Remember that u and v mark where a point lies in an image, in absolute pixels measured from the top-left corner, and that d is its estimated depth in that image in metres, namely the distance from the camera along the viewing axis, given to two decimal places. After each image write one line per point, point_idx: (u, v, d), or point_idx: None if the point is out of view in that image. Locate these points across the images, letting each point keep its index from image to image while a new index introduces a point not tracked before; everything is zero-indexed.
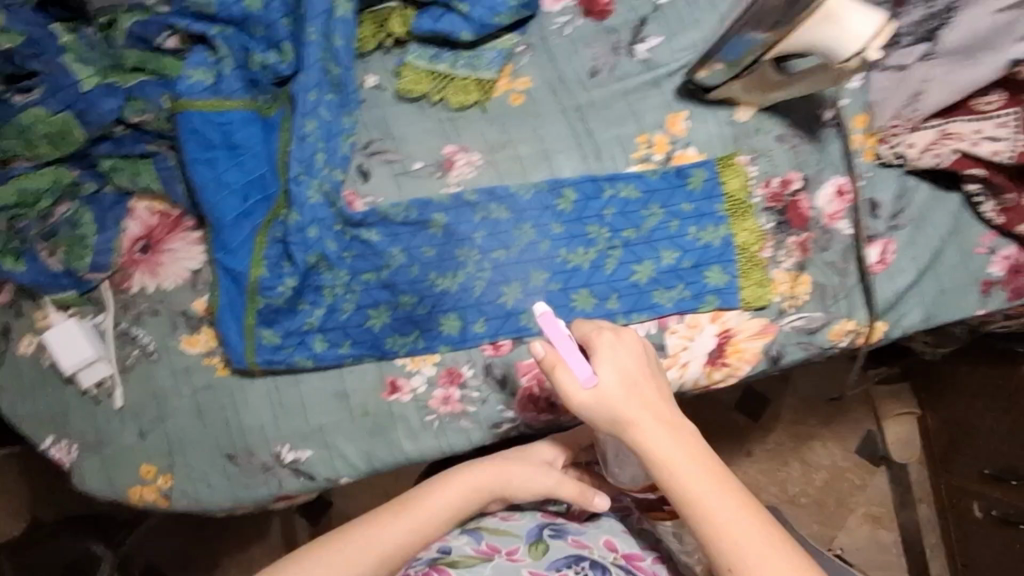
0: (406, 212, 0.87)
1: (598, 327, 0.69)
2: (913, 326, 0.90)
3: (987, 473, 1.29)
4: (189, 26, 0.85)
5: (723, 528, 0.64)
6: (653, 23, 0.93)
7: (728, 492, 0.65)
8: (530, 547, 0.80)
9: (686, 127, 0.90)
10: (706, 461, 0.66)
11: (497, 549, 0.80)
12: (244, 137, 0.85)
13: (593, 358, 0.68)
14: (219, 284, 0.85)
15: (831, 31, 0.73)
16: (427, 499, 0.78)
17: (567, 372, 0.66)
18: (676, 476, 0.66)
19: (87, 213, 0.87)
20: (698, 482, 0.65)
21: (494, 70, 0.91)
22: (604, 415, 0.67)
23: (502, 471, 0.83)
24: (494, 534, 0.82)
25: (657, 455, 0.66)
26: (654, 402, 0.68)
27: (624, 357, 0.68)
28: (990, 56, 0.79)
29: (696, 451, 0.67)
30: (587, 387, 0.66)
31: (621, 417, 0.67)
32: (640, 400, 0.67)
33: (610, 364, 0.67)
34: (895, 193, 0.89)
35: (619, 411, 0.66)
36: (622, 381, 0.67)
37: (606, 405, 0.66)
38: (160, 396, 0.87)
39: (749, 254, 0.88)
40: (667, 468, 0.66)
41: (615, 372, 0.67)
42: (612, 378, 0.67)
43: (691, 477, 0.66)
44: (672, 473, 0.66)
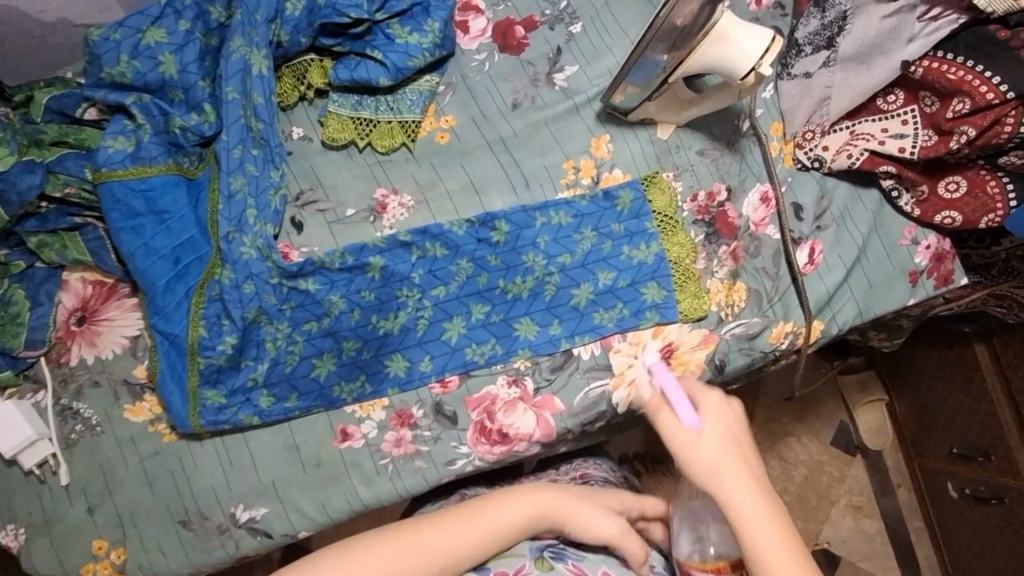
0: (342, 258, 0.87)
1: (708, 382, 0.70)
2: (849, 322, 0.92)
3: (956, 452, 1.32)
4: (106, 97, 0.85)
5: None
6: (567, 53, 0.95)
7: None
8: (537, 562, 0.78)
9: (610, 150, 0.92)
10: (796, 548, 0.62)
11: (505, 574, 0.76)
12: (169, 202, 0.85)
13: (700, 410, 0.68)
14: (157, 349, 0.85)
15: (724, 50, 0.77)
16: (480, 514, 0.75)
17: (671, 417, 0.68)
18: (761, 551, 0.62)
19: (19, 291, 0.86)
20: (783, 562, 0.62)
21: (417, 112, 0.92)
22: (698, 464, 0.66)
23: (568, 502, 0.80)
24: (498, 560, 0.77)
25: (746, 524, 0.63)
26: (751, 470, 0.66)
27: (729, 415, 0.68)
28: (882, 60, 0.82)
29: (787, 536, 0.63)
30: (687, 435, 0.66)
31: (715, 475, 0.65)
32: (737, 461, 0.66)
33: (714, 418, 0.67)
34: (817, 195, 0.92)
35: (716, 467, 0.65)
36: (722, 438, 0.66)
37: (696, 455, 0.66)
38: (107, 469, 0.85)
39: (683, 267, 0.90)
40: (751, 542, 0.63)
41: (718, 424, 0.67)
42: (713, 431, 0.67)
43: (779, 557, 0.62)
44: (756, 548, 0.63)
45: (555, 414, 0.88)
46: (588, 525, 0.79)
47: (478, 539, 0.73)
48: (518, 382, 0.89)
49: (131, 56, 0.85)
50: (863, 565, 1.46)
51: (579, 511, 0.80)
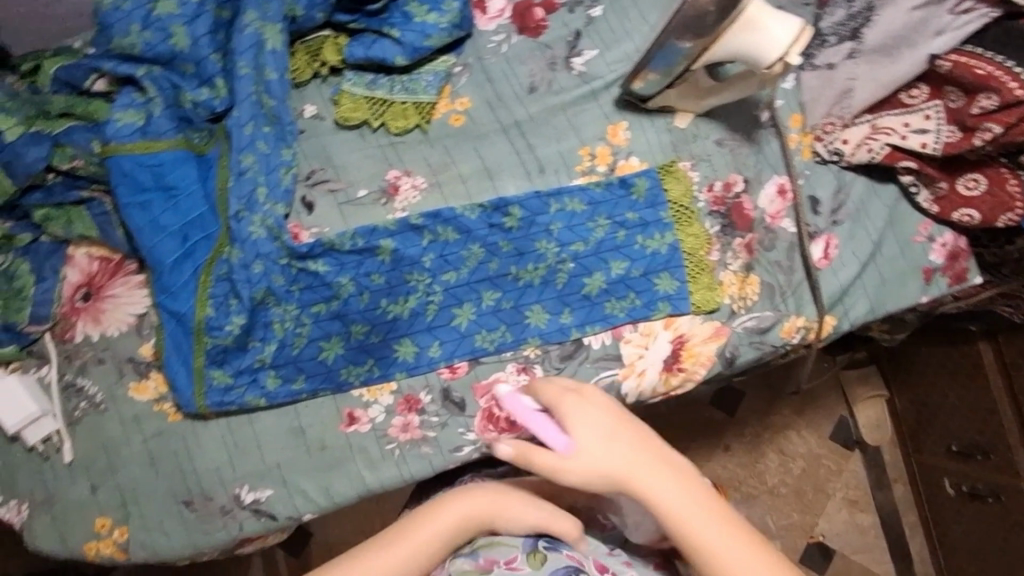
0: (352, 240, 0.86)
1: (562, 390, 0.75)
2: (860, 318, 0.91)
3: (954, 449, 1.32)
4: (115, 68, 0.83)
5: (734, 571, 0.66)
6: (587, 36, 0.94)
7: (735, 533, 0.68)
8: (529, 555, 0.77)
9: (627, 137, 0.91)
10: (712, 507, 0.69)
11: (494, 562, 0.76)
12: (178, 177, 0.84)
13: (567, 425, 0.73)
14: (163, 327, 0.84)
15: (752, 38, 0.75)
16: (413, 530, 0.75)
17: (547, 452, 0.73)
18: (683, 525, 0.68)
19: (23, 265, 0.85)
20: (708, 529, 0.68)
21: (432, 93, 0.90)
22: (593, 476, 0.71)
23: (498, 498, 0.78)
24: (491, 548, 0.77)
25: (667, 508, 0.69)
26: (643, 453, 0.71)
27: (595, 411, 0.73)
28: (908, 53, 0.82)
29: (699, 496, 0.70)
30: (568, 459, 0.72)
31: (613, 473, 0.71)
32: (622, 448, 0.71)
33: (581, 425, 0.72)
34: (834, 188, 0.91)
35: (609, 469, 0.71)
36: (602, 441, 0.72)
37: (588, 468, 0.71)
38: (109, 447, 0.85)
39: (696, 258, 0.89)
40: (671, 518, 0.69)
41: (589, 431, 0.72)
42: (587, 438, 0.72)
43: (702, 525, 0.68)
44: (683, 527, 0.68)
45: None
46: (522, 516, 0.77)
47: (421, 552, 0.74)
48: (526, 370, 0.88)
49: (142, 26, 0.82)
50: (857, 558, 1.47)
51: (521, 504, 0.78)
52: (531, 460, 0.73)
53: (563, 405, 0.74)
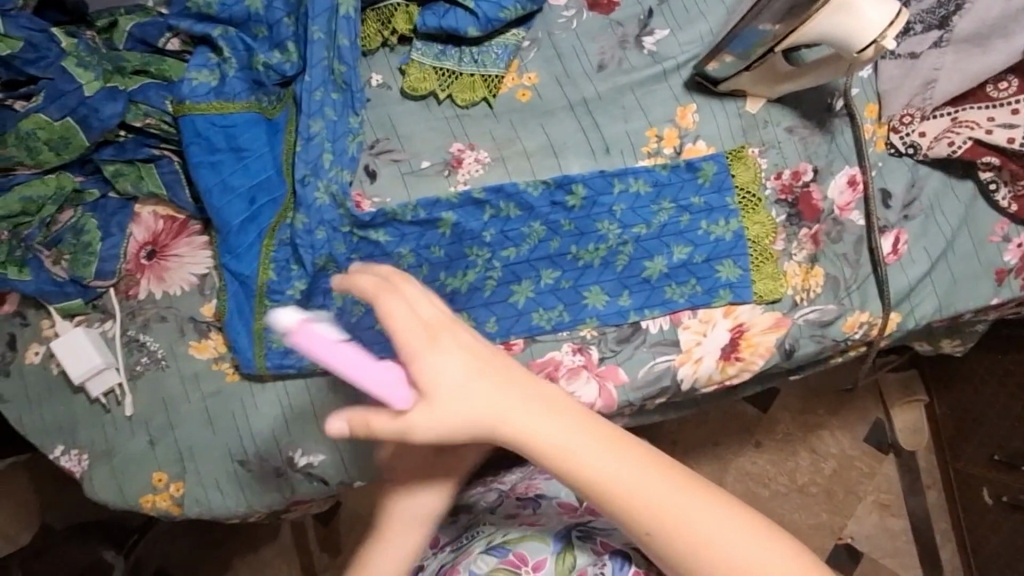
0: (414, 211, 0.86)
1: (403, 301, 0.47)
2: (927, 316, 0.89)
3: (997, 458, 1.30)
4: (191, 27, 0.84)
5: (642, 506, 0.48)
6: (659, 15, 0.92)
7: (641, 461, 0.49)
8: (557, 559, 0.69)
9: (696, 120, 0.90)
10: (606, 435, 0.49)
11: (524, 560, 0.70)
12: (249, 140, 0.84)
13: (404, 362, 0.48)
14: (226, 289, 0.84)
15: (843, 20, 0.72)
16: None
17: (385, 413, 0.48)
18: (572, 468, 0.49)
19: (92, 220, 0.85)
20: (607, 465, 0.48)
21: (501, 66, 0.89)
22: (454, 429, 0.48)
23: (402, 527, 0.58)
24: (521, 543, 0.71)
25: (545, 450, 0.49)
26: (515, 391, 0.49)
27: (452, 337, 0.48)
28: (1003, 44, 0.79)
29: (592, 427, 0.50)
30: (415, 410, 0.48)
31: (470, 420, 0.49)
32: (481, 385, 0.48)
33: (428, 358, 0.47)
34: (907, 182, 0.88)
35: (464, 417, 0.48)
36: (456, 374, 0.48)
37: (439, 418, 0.48)
38: (169, 403, 0.86)
39: (761, 247, 0.87)
40: (556, 463, 0.49)
41: (440, 368, 0.48)
42: (439, 372, 0.47)
43: (605, 463, 0.48)
44: (572, 470, 0.49)
45: (618, 386, 0.87)
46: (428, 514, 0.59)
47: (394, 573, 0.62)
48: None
49: None
50: (887, 563, 1.45)
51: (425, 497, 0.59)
52: (372, 431, 0.48)
53: (400, 337, 0.47)
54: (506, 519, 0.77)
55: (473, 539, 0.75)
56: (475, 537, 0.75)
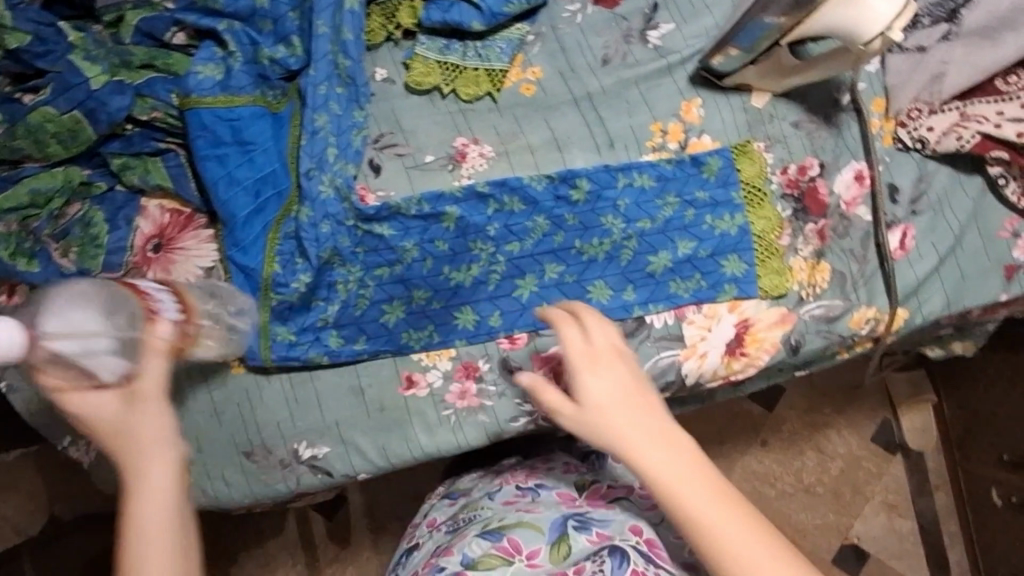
0: (418, 205, 0.86)
1: (580, 337, 0.65)
2: (935, 313, 0.88)
3: (1006, 458, 1.28)
4: (198, 21, 0.84)
5: (723, 542, 0.57)
6: (664, 9, 0.91)
7: (733, 509, 0.58)
8: (552, 549, 0.74)
9: (701, 114, 0.89)
10: (710, 478, 0.60)
11: (518, 548, 0.74)
12: (255, 134, 0.84)
13: (574, 374, 0.63)
14: (231, 282, 0.85)
15: (849, 11, 0.71)
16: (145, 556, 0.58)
17: (552, 392, 0.65)
18: (675, 496, 0.59)
19: (99, 213, 0.86)
20: (703, 502, 0.58)
21: (505, 61, 0.89)
22: (594, 434, 0.62)
23: (155, 458, 0.60)
24: (514, 529, 0.76)
25: (657, 475, 0.60)
26: (650, 421, 0.62)
27: (614, 366, 0.63)
28: (1012, 36, 0.80)
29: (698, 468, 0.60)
30: (572, 408, 0.63)
31: (608, 431, 0.62)
32: (627, 410, 0.62)
33: (591, 376, 0.63)
34: (915, 177, 0.87)
35: (608, 427, 0.62)
36: (611, 395, 0.62)
37: (588, 418, 0.62)
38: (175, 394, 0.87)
39: (767, 242, 0.87)
40: (663, 489, 0.59)
41: (597, 387, 0.63)
42: (597, 388, 0.63)
43: (701, 501, 0.58)
44: (673, 496, 0.59)
45: None
46: (169, 439, 0.62)
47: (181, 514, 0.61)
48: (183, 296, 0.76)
49: None
50: (894, 564, 1.43)
51: (137, 436, 0.61)
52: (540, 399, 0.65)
53: (575, 355, 0.64)
54: (505, 505, 0.82)
55: (472, 524, 0.80)
56: (474, 521, 0.81)
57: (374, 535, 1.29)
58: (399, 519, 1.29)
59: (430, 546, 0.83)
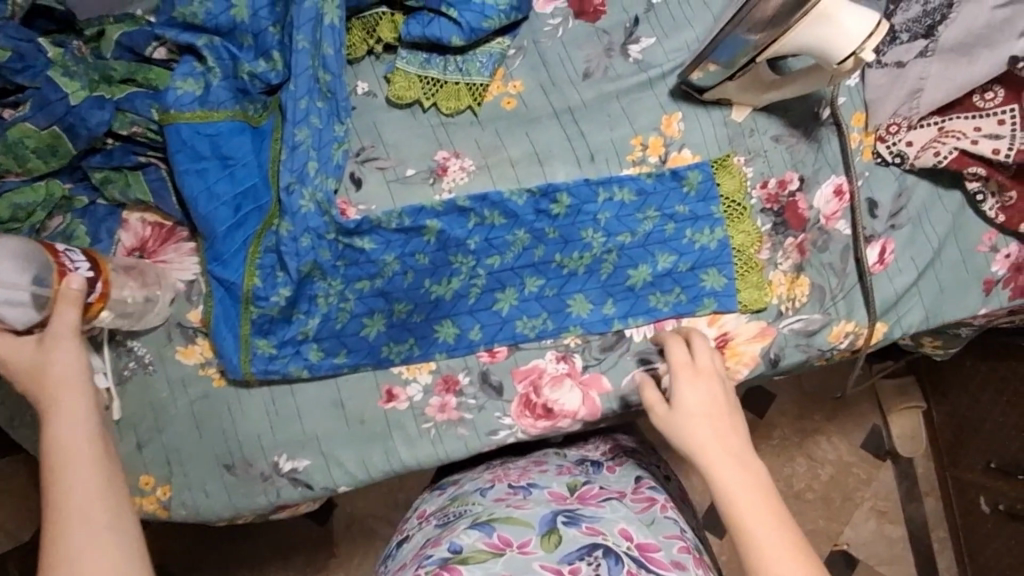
0: (399, 219, 0.86)
1: (687, 359, 0.69)
2: (914, 326, 0.88)
3: (994, 466, 1.29)
4: (177, 36, 0.83)
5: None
6: (645, 23, 0.91)
7: (793, 552, 0.56)
8: (542, 539, 0.70)
9: (681, 129, 0.89)
10: (778, 515, 0.58)
11: (508, 542, 0.70)
12: (235, 148, 0.84)
13: (676, 381, 0.68)
14: (212, 295, 0.85)
15: (823, 30, 0.71)
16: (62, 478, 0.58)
17: (652, 390, 0.69)
18: (738, 515, 0.58)
19: (81, 226, 0.86)
20: (764, 533, 0.57)
21: (486, 75, 0.89)
22: (677, 435, 0.65)
23: (64, 387, 0.63)
24: (506, 524, 0.73)
25: (726, 492, 0.60)
26: (735, 445, 0.63)
27: (711, 387, 0.67)
28: (987, 53, 0.77)
29: (769, 503, 0.59)
30: (665, 407, 0.67)
31: (692, 437, 0.64)
32: (715, 428, 0.64)
33: (689, 388, 0.67)
34: (895, 192, 0.87)
35: (694, 434, 0.64)
36: (702, 409, 0.65)
37: (677, 421, 0.66)
38: (157, 406, 0.87)
39: (746, 256, 0.87)
40: (728, 505, 0.59)
41: (688, 395, 0.66)
42: (692, 398, 0.66)
43: (762, 530, 0.57)
44: (736, 513, 0.59)
45: (601, 394, 0.88)
46: (77, 371, 0.65)
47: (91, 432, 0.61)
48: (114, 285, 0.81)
49: None
50: (882, 570, 1.44)
51: (47, 369, 0.64)
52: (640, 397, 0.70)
53: (680, 365, 0.69)
54: (495, 501, 0.81)
55: (462, 519, 0.78)
56: (463, 517, 0.79)
57: (365, 541, 1.29)
58: (391, 525, 1.29)
59: (418, 539, 0.82)
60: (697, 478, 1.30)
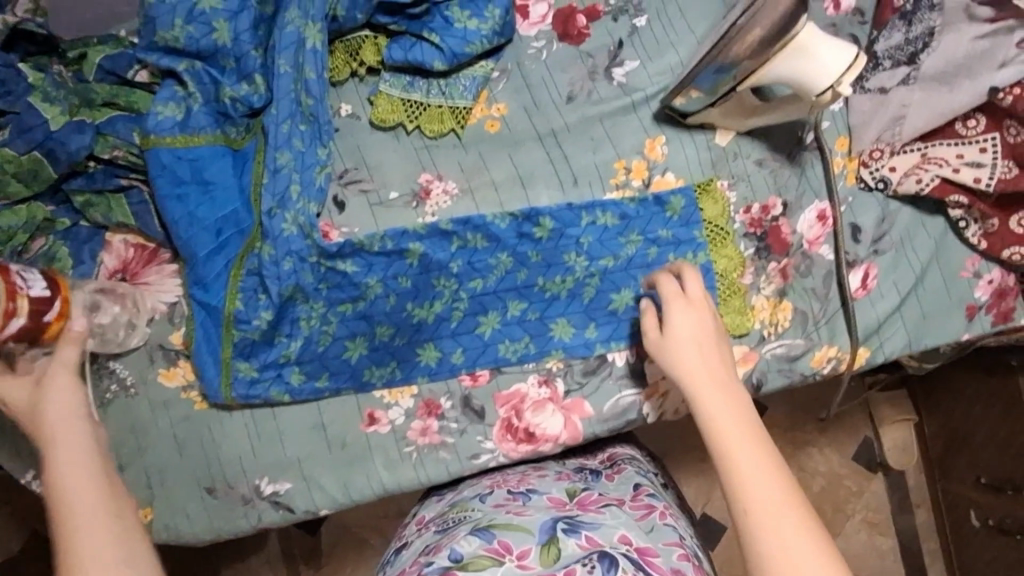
0: (382, 242, 0.86)
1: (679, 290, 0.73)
2: (896, 352, 0.88)
3: (984, 481, 1.28)
4: (158, 61, 0.84)
5: (747, 487, 0.57)
6: (629, 46, 0.91)
7: (771, 468, 0.58)
8: (541, 552, 0.67)
9: (664, 153, 0.89)
10: (759, 437, 0.61)
11: (508, 550, 0.68)
12: (215, 173, 0.85)
13: (668, 309, 0.72)
14: (194, 318, 0.85)
15: (803, 63, 0.73)
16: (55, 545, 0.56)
17: (651, 320, 0.74)
18: (721, 434, 0.62)
19: (63, 248, 0.86)
20: (744, 451, 0.60)
21: (469, 98, 0.89)
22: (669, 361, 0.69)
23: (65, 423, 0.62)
24: (506, 531, 0.71)
25: (708, 412, 0.64)
26: (721, 374, 0.67)
27: (701, 317, 0.71)
28: (969, 83, 0.76)
29: (750, 425, 0.62)
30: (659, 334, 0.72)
31: (682, 362, 0.68)
32: (703, 355, 0.68)
33: (681, 318, 0.71)
34: (878, 217, 0.87)
35: (683, 359, 0.69)
36: (691, 341, 0.69)
37: (671, 347, 0.70)
38: (138, 429, 0.87)
39: (729, 280, 0.87)
40: (711, 424, 0.63)
41: (678, 327, 0.70)
42: (682, 326, 0.70)
43: (743, 448, 0.60)
44: (718, 432, 0.62)
45: (583, 419, 0.88)
46: (79, 405, 0.64)
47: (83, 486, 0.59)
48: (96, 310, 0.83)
49: (185, 20, 0.82)
50: None
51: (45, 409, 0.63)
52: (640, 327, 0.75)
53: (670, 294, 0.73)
54: (495, 507, 0.78)
55: (462, 525, 0.76)
56: (463, 523, 0.76)
57: (356, 551, 1.29)
58: (382, 535, 1.29)
59: (417, 546, 0.79)
60: (691, 490, 1.29)
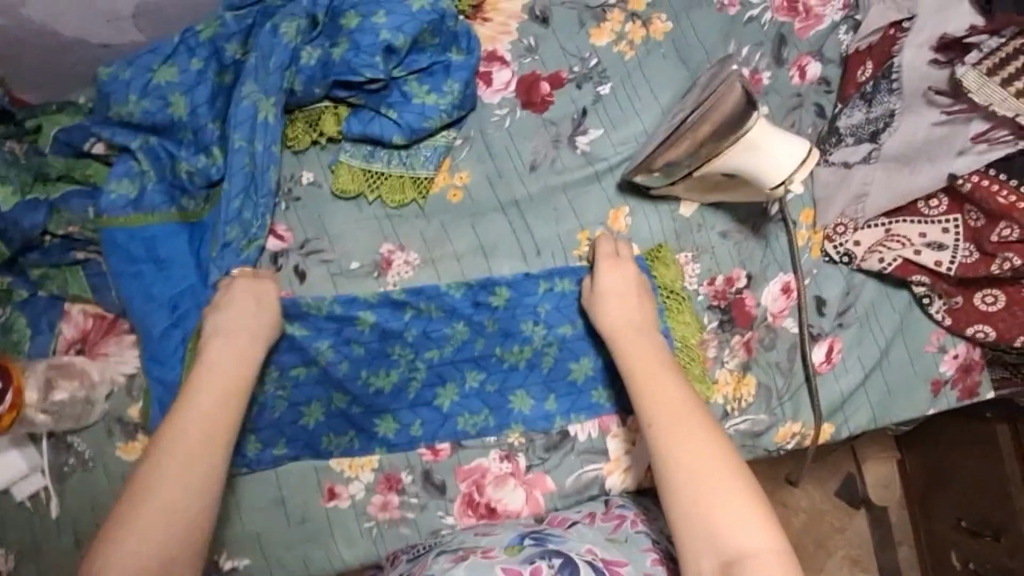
0: (330, 306, 0.85)
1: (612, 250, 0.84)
2: (860, 427, 0.87)
3: (964, 524, 1.18)
4: (112, 136, 0.85)
5: (675, 429, 0.69)
6: (593, 114, 0.90)
7: (695, 415, 0.70)
8: (507, 547, 0.74)
9: (628, 224, 0.88)
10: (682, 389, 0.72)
11: (471, 551, 0.74)
12: (169, 250, 0.84)
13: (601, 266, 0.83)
14: (150, 393, 0.83)
15: (753, 157, 0.79)
16: (144, 508, 0.66)
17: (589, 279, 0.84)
18: (649, 384, 0.73)
19: (20, 318, 0.83)
20: (670, 396, 0.71)
21: (430, 168, 0.88)
22: (602, 314, 0.80)
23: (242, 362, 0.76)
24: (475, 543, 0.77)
25: (638, 364, 0.75)
26: (647, 330, 0.79)
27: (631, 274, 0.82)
28: (929, 167, 0.76)
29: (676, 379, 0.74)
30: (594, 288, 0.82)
31: (613, 318, 0.80)
32: (632, 311, 0.80)
33: (612, 277, 0.82)
34: (842, 289, 0.87)
35: (614, 317, 0.80)
36: (620, 299, 0.80)
37: (603, 300, 0.81)
38: (97, 506, 0.83)
39: (689, 348, 0.84)
40: (642, 376, 0.74)
41: (618, 319, 0.79)
42: (614, 281, 0.81)
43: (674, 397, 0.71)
44: (649, 382, 0.73)
45: (545, 493, 0.87)
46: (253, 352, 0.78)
47: (210, 487, 0.69)
48: (51, 389, 0.81)
49: (140, 96, 0.84)
50: None
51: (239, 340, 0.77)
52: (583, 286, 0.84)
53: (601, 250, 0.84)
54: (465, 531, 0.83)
55: (431, 552, 0.79)
56: (434, 549, 0.80)
57: None
58: None
59: None
60: None
